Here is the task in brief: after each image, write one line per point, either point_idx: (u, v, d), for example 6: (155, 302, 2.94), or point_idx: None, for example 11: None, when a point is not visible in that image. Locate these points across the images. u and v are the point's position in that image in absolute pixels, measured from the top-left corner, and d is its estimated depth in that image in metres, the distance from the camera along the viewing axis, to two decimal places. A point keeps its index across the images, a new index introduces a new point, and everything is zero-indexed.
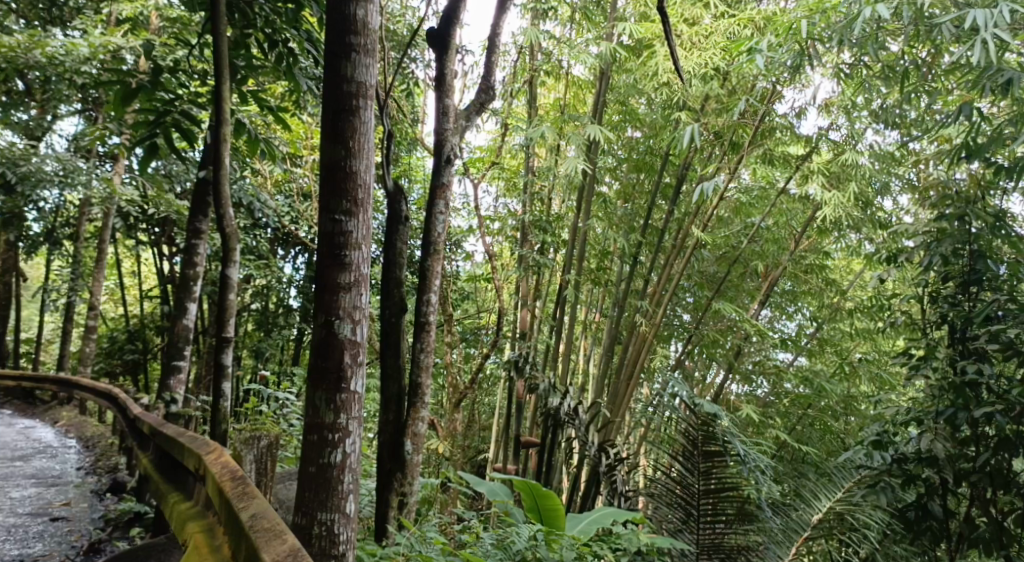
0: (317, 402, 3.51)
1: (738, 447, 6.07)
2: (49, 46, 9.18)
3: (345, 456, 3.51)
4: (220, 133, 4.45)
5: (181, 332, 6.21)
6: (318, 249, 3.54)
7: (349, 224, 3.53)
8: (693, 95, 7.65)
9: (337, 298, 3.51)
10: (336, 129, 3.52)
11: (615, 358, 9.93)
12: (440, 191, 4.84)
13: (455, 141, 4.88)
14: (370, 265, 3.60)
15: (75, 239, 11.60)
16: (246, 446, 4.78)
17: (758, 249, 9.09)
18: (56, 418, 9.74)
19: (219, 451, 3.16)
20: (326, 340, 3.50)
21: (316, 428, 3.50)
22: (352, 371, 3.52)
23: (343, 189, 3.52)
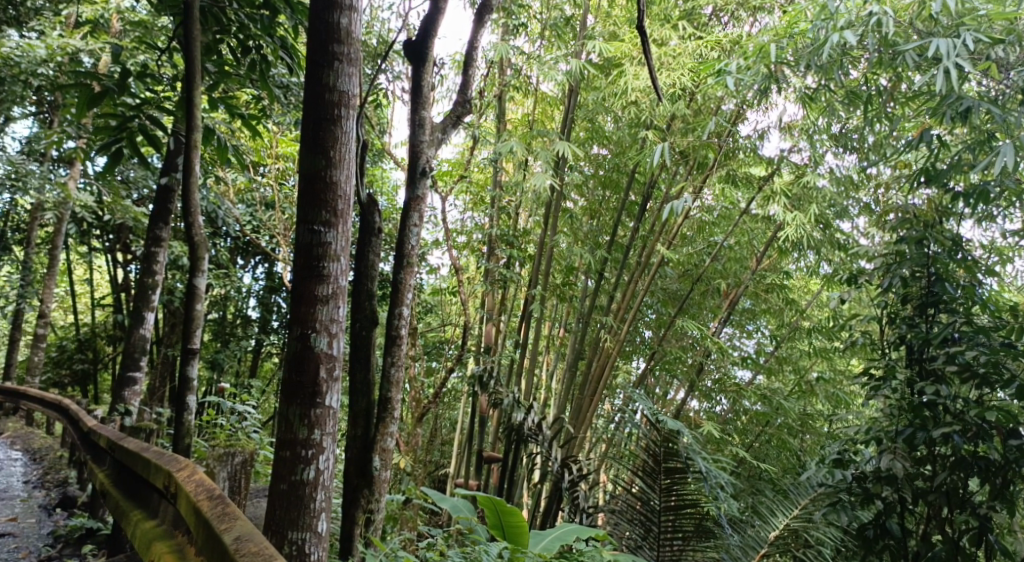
0: (292, 418, 3.47)
1: (700, 463, 6.17)
2: (5, 46, 8.99)
3: (318, 473, 3.48)
4: (191, 140, 4.36)
5: (138, 342, 6.08)
6: (295, 261, 3.50)
7: (328, 235, 3.50)
8: (658, 114, 7.76)
9: (313, 311, 3.48)
10: (318, 139, 3.51)
11: (577, 373, 9.95)
12: (415, 204, 4.84)
13: (430, 154, 4.89)
14: (348, 278, 3.57)
15: (27, 244, 11.31)
16: (221, 463, 5.18)
17: (721, 267, 9.29)
18: (3, 428, 9.45)
19: (190, 467, 3.05)
20: (302, 353, 3.46)
21: (290, 444, 3.46)
22: (327, 386, 3.49)
23: (323, 200, 3.50)
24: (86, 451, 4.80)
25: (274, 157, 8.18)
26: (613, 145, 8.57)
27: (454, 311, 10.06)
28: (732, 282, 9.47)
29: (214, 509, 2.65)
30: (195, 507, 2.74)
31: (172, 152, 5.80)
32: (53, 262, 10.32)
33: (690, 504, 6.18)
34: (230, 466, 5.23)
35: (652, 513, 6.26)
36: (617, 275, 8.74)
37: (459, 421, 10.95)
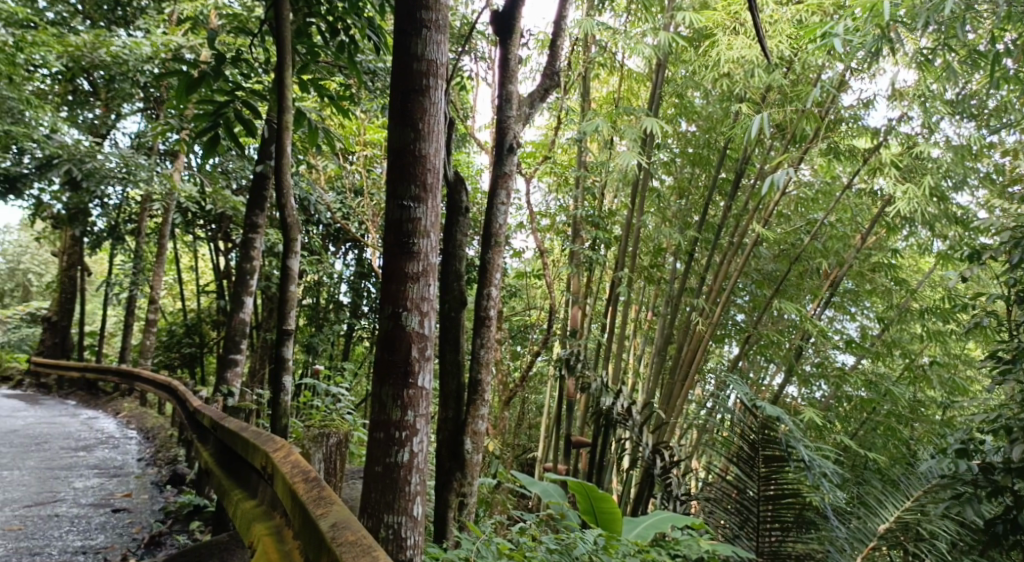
0: (384, 399, 3.46)
1: (802, 452, 6.05)
2: (114, 45, 9.42)
3: (412, 455, 3.46)
4: (282, 122, 4.42)
5: (238, 326, 6.23)
6: (385, 237, 3.49)
7: (418, 210, 3.48)
8: (752, 87, 7.50)
9: (404, 289, 3.47)
10: (406, 111, 3.49)
11: (668, 357, 9.74)
12: (502, 180, 4.79)
13: (517, 129, 4.81)
14: (438, 255, 3.54)
15: (137, 234, 11.86)
16: (316, 445, 4.69)
17: (822, 246, 8.88)
18: (118, 408, 9.95)
19: (287, 448, 3.11)
20: (394, 332, 3.46)
21: (383, 425, 3.46)
22: (419, 366, 3.47)
23: (412, 174, 3.48)
24: (192, 431, 4.97)
25: (363, 144, 8.25)
26: (704, 121, 8.28)
27: (541, 294, 10.01)
28: (834, 261, 9.08)
29: (310, 493, 2.70)
30: (291, 489, 2.79)
31: (265, 139, 5.86)
32: (161, 250, 10.78)
33: (790, 494, 6.12)
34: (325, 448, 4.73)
35: (750, 502, 6.20)
36: (708, 256, 8.50)
37: (547, 405, 10.93)
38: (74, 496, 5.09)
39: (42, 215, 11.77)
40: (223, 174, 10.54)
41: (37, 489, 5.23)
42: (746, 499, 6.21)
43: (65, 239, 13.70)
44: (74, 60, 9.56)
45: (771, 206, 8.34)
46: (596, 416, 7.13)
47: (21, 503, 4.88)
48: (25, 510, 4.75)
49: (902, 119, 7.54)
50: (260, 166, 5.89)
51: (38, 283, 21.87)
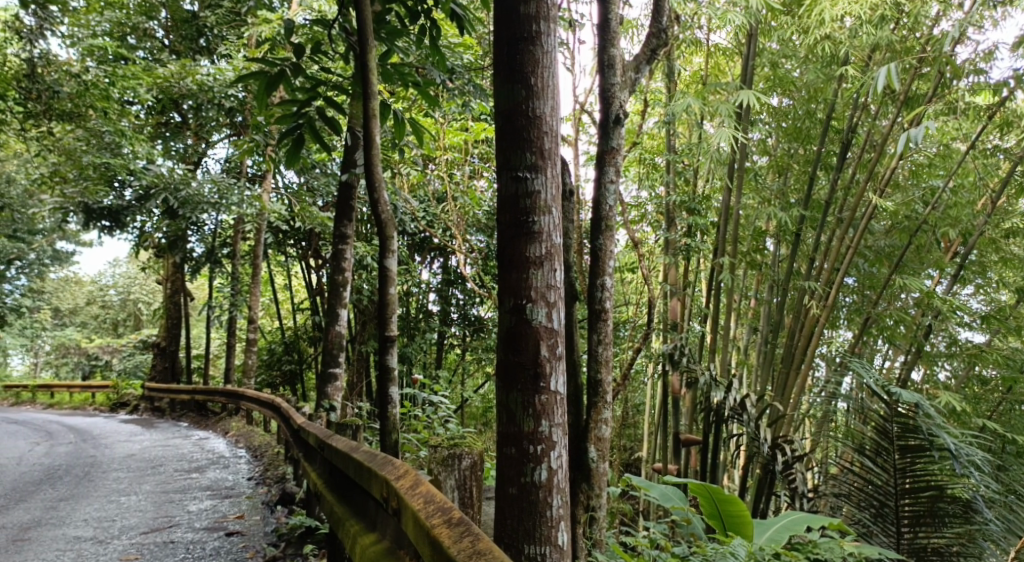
0: (514, 408, 3.21)
1: (948, 439, 5.54)
2: (200, 73, 9.80)
3: (551, 474, 3.19)
4: (371, 109, 4.21)
5: (335, 339, 6.12)
6: (501, 216, 3.27)
7: (535, 181, 3.25)
8: (860, 44, 7.01)
9: (527, 276, 3.22)
10: (516, 65, 3.28)
11: (778, 345, 9.21)
12: (609, 156, 4.51)
13: (623, 97, 4.50)
14: (562, 234, 3.29)
15: (233, 257, 12.05)
16: (447, 470, 4.51)
17: (943, 216, 8.23)
18: (226, 428, 10.09)
19: (413, 477, 2.84)
20: (519, 329, 3.21)
21: (515, 439, 3.21)
22: (551, 368, 3.22)
23: (527, 140, 3.26)
24: (299, 451, 4.87)
25: (444, 149, 7.87)
26: (801, 93, 7.79)
27: (636, 288, 9.66)
28: (960, 230, 8.43)
29: (462, 546, 2.39)
30: (433, 535, 2.52)
31: (350, 149, 5.83)
32: (256, 271, 10.81)
33: (935, 487, 5.64)
34: (457, 472, 4.53)
35: (885, 496, 5.76)
36: (815, 235, 7.98)
37: (650, 403, 10.57)
38: (188, 520, 5.07)
39: (145, 245, 12.11)
40: (309, 190, 10.66)
41: (154, 514, 5.23)
42: (883, 490, 5.77)
43: (166, 267, 14.13)
44: (163, 92, 9.83)
45: (889, 173, 7.74)
46: (707, 411, 6.71)
47: (137, 530, 4.89)
48: (142, 537, 4.73)
49: None
50: (344, 176, 5.86)
51: (147, 312, 22.79)
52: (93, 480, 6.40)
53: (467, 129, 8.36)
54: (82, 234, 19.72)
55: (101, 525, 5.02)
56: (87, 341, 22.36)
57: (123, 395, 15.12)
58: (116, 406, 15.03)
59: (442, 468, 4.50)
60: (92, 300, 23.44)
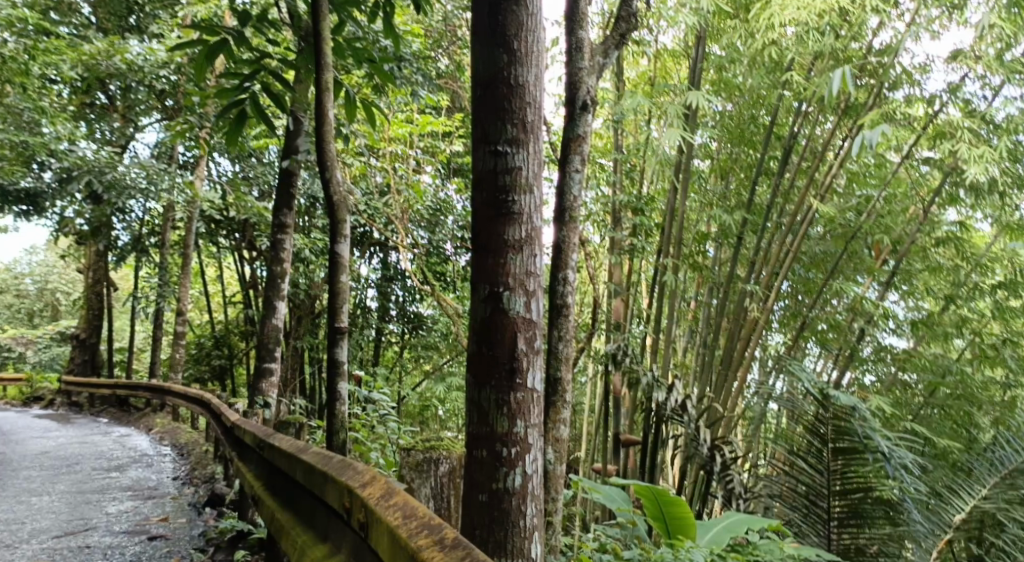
0: (487, 407, 2.98)
1: (881, 442, 5.60)
2: (129, 52, 9.27)
3: (526, 480, 2.98)
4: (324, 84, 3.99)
5: (271, 333, 5.86)
6: (477, 193, 3.05)
7: (515, 156, 3.04)
8: (804, 50, 7.08)
9: (505, 262, 3.01)
10: (498, 27, 3.06)
11: (717, 348, 9.28)
12: (574, 143, 4.41)
13: (591, 83, 4.40)
14: (543, 217, 3.08)
15: (161, 246, 11.58)
16: (422, 476, 4.58)
17: (878, 223, 8.42)
18: (151, 424, 9.66)
19: (388, 488, 2.56)
20: (495, 321, 2.99)
21: (488, 440, 2.98)
22: (529, 364, 3.00)
23: (508, 110, 3.05)
24: (232, 449, 4.61)
25: (388, 140, 7.68)
26: (745, 98, 7.86)
27: (578, 287, 9.61)
28: (894, 238, 8.63)
29: None
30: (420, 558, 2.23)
31: (293, 133, 5.61)
32: (186, 262, 10.39)
33: (863, 489, 5.70)
34: (434, 480, 4.60)
35: (818, 497, 5.79)
36: (757, 240, 8.04)
37: (590, 403, 10.55)
38: (107, 523, 4.76)
39: (65, 232, 11.54)
40: (245, 179, 10.29)
41: (68, 516, 4.90)
42: (814, 492, 5.82)
43: (89, 255, 13.52)
44: (90, 70, 9.35)
45: (829, 180, 7.88)
46: (648, 412, 6.69)
47: (50, 534, 4.56)
48: (54, 542, 4.41)
49: (963, 82, 7.20)
50: (286, 162, 5.63)
51: (65, 302, 21.83)
52: (2, 480, 5.98)
53: (412, 121, 8.17)
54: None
55: (9, 528, 4.67)
56: (2, 330, 21.36)
57: (37, 389, 14.42)
58: (31, 401, 14.32)
59: (419, 477, 4.58)
60: (6, 288, 22.36)
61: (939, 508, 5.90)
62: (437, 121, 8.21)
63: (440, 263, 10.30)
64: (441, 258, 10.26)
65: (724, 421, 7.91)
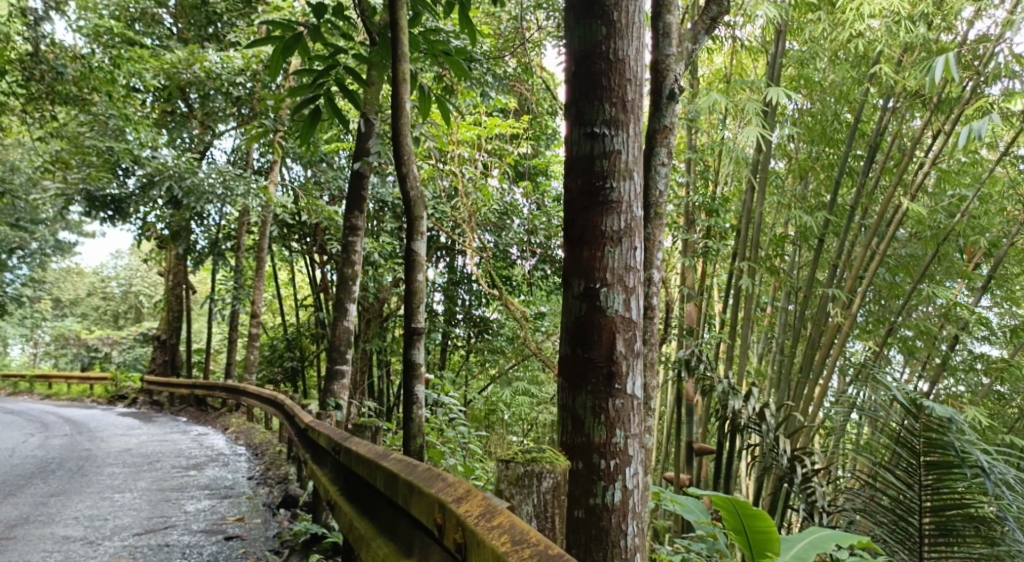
0: (584, 417, 2.99)
1: (980, 456, 5.27)
2: (208, 60, 9.55)
3: (625, 495, 2.98)
4: (402, 78, 3.95)
5: (342, 335, 5.88)
6: (574, 178, 3.07)
7: (613, 138, 3.05)
8: (894, 41, 6.84)
9: (602, 255, 3.02)
10: (596, 2, 3.09)
11: (795, 354, 8.96)
12: (661, 134, 4.26)
13: (678, 71, 4.22)
14: (642, 206, 3.07)
15: (237, 250, 11.82)
16: (523, 493, 3.07)
17: (969, 225, 8.00)
18: (226, 424, 9.84)
19: (489, 506, 2.49)
20: (593, 318, 3.00)
21: (584, 450, 2.99)
22: (628, 369, 2.99)
23: (607, 88, 3.06)
24: (306, 451, 4.62)
25: (456, 144, 7.63)
26: (827, 95, 7.54)
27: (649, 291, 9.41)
28: (986, 241, 8.18)
29: None
30: None
31: (364, 135, 5.61)
32: (260, 265, 10.54)
33: (958, 507, 5.35)
34: (536, 497, 3.06)
35: (907, 512, 5.50)
36: (838, 242, 7.72)
37: (661, 410, 10.32)
38: (185, 521, 4.82)
39: (147, 236, 11.87)
40: (317, 184, 10.42)
41: (149, 514, 4.99)
42: (904, 508, 5.51)
43: (169, 259, 13.90)
44: (170, 77, 9.58)
45: (918, 179, 7.52)
46: (722, 420, 6.43)
47: (131, 531, 4.64)
48: (135, 539, 4.48)
49: None
50: (357, 164, 5.65)
51: (148, 305, 22.59)
52: (86, 476, 6.14)
53: (481, 123, 8.13)
54: (85, 225, 19.58)
55: (92, 524, 4.77)
56: (87, 332, 22.18)
57: (121, 388, 14.91)
58: (114, 399, 14.81)
59: (521, 497, 3.07)
60: (94, 292, 23.25)
61: None
62: (506, 123, 8.15)
63: (508, 268, 10.25)
64: (508, 262, 10.21)
65: (803, 431, 7.62)
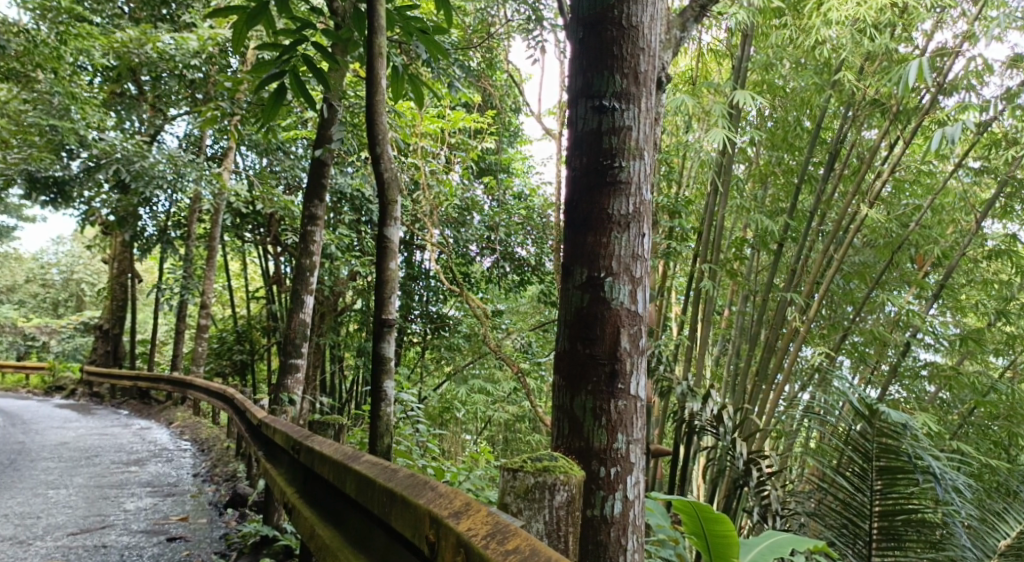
0: (584, 422, 3.28)
1: (932, 463, 5.25)
2: (160, 41, 9.07)
3: (625, 507, 3.24)
4: (383, 60, 3.86)
5: (297, 328, 5.68)
6: (586, 157, 3.40)
7: (623, 116, 3.37)
8: (859, 50, 6.86)
9: (608, 240, 3.33)
10: None
11: (750, 357, 9.01)
12: None
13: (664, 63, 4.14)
14: (649, 191, 3.38)
15: (186, 238, 11.47)
16: (532, 508, 2.66)
17: (923, 233, 8.11)
18: (171, 418, 9.52)
19: (501, 526, 2.32)
20: (598, 308, 3.31)
21: (584, 453, 3.27)
22: (631, 366, 3.30)
23: (619, 66, 3.38)
24: (258, 448, 4.44)
25: (418, 136, 7.46)
26: (788, 101, 7.58)
27: None
28: (939, 250, 8.31)
29: None
30: None
31: (326, 121, 5.42)
32: (211, 255, 10.22)
33: (908, 511, 5.35)
34: (548, 513, 2.66)
35: (857, 516, 5.51)
36: (798, 247, 7.74)
37: None
38: (125, 520, 4.60)
39: (92, 222, 11.45)
40: (273, 173, 10.13)
41: (86, 512, 4.74)
42: (856, 510, 5.51)
43: (114, 246, 13.44)
44: (120, 58, 9.19)
45: (874, 187, 7.59)
46: (679, 423, 6.22)
47: (66, 530, 4.39)
48: (69, 539, 4.24)
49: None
50: (318, 151, 5.47)
51: (91, 293, 21.88)
52: (19, 470, 5.85)
53: (444, 116, 7.96)
54: (26, 208, 18.87)
55: (24, 522, 4.51)
56: (25, 319, 21.43)
57: (60, 377, 14.39)
58: (52, 390, 14.29)
59: (530, 512, 2.65)
60: (33, 278, 22.45)
61: (983, 533, 5.59)
62: (469, 117, 8.00)
63: (465, 265, 10.12)
64: (466, 260, 10.07)
65: (757, 434, 7.64)
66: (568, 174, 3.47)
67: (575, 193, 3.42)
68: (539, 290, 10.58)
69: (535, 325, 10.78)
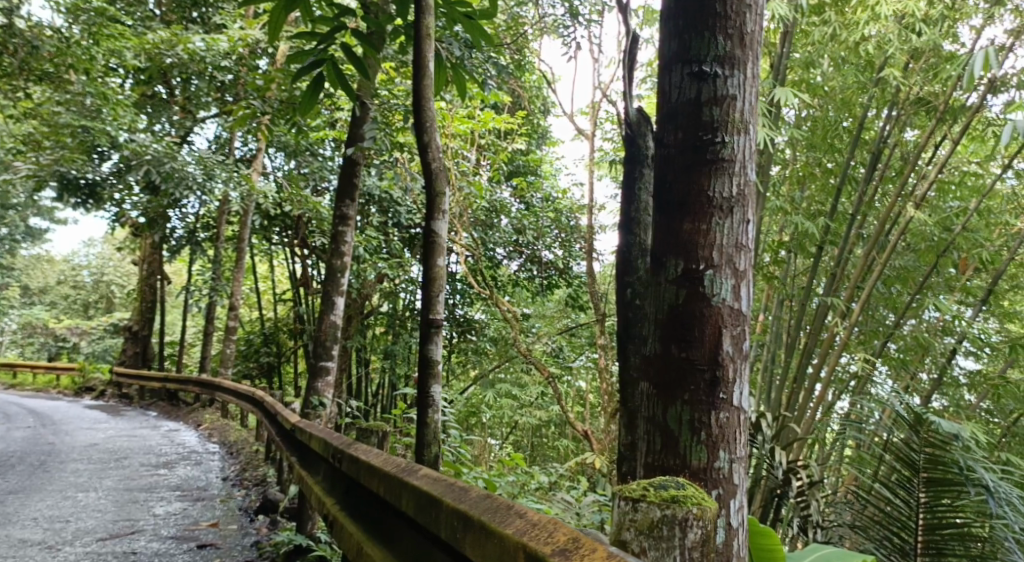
0: (680, 438, 2.95)
1: (985, 476, 4.75)
2: (192, 43, 9.08)
3: (730, 534, 2.90)
4: (430, 43, 3.75)
5: (328, 330, 5.57)
6: (684, 130, 3.10)
7: (728, 82, 3.08)
8: (905, 47, 6.64)
9: (710, 226, 3.03)
10: None
11: (786, 364, 8.78)
12: None
13: None
14: (755, 168, 3.08)
15: (215, 240, 11.46)
16: (659, 549, 2.15)
17: (967, 237, 7.87)
18: (199, 420, 9.49)
19: None
20: (697, 305, 3.00)
21: (677, 472, 2.93)
22: (734, 375, 2.97)
23: (724, 23, 3.10)
24: (293, 454, 4.31)
25: (448, 137, 7.37)
26: (828, 100, 7.37)
27: None
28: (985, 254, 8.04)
29: None
30: None
31: (358, 119, 5.34)
32: (239, 256, 10.19)
33: (958, 525, 4.88)
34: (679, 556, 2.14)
35: (902, 529, 5.07)
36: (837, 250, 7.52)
37: None
38: (154, 526, 4.51)
39: (121, 223, 11.47)
40: (301, 174, 10.10)
41: (115, 516, 4.66)
42: (899, 522, 5.09)
43: (144, 248, 13.50)
44: (152, 58, 9.18)
45: (919, 189, 7.34)
46: None
47: (95, 535, 4.32)
48: (98, 545, 4.16)
49: None
50: (349, 150, 5.39)
51: (121, 295, 22.12)
52: (49, 472, 5.80)
53: (474, 117, 7.85)
54: (58, 210, 19.08)
55: (53, 526, 4.45)
56: (57, 321, 21.67)
57: (89, 379, 14.49)
58: (82, 391, 14.38)
59: (656, 553, 2.15)
60: (64, 280, 22.69)
61: None
62: (499, 117, 7.87)
63: (493, 268, 10.01)
64: (494, 263, 9.95)
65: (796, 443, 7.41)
66: (658, 151, 3.17)
67: (670, 172, 3.11)
68: (567, 294, 10.44)
69: (563, 330, 10.61)
